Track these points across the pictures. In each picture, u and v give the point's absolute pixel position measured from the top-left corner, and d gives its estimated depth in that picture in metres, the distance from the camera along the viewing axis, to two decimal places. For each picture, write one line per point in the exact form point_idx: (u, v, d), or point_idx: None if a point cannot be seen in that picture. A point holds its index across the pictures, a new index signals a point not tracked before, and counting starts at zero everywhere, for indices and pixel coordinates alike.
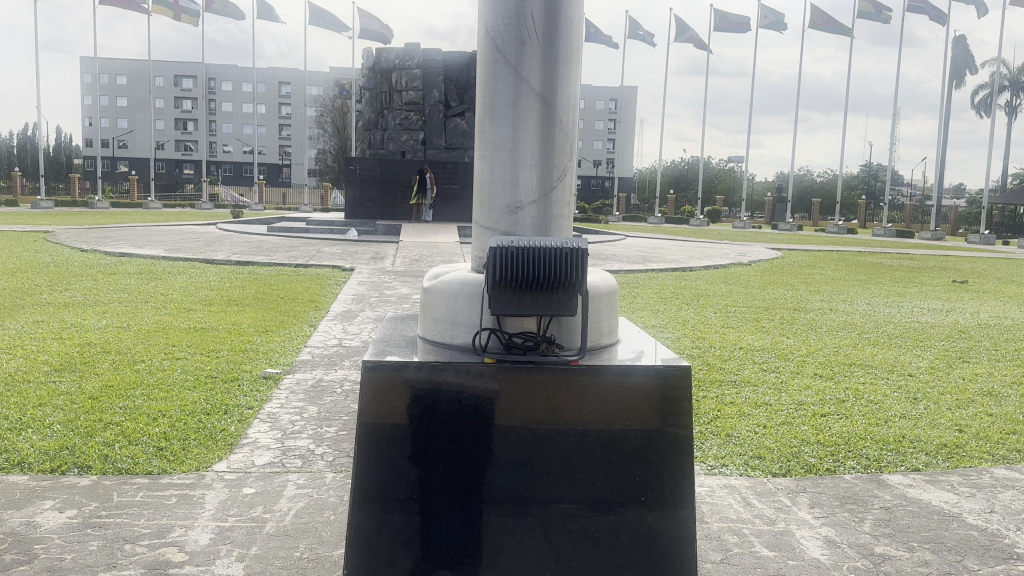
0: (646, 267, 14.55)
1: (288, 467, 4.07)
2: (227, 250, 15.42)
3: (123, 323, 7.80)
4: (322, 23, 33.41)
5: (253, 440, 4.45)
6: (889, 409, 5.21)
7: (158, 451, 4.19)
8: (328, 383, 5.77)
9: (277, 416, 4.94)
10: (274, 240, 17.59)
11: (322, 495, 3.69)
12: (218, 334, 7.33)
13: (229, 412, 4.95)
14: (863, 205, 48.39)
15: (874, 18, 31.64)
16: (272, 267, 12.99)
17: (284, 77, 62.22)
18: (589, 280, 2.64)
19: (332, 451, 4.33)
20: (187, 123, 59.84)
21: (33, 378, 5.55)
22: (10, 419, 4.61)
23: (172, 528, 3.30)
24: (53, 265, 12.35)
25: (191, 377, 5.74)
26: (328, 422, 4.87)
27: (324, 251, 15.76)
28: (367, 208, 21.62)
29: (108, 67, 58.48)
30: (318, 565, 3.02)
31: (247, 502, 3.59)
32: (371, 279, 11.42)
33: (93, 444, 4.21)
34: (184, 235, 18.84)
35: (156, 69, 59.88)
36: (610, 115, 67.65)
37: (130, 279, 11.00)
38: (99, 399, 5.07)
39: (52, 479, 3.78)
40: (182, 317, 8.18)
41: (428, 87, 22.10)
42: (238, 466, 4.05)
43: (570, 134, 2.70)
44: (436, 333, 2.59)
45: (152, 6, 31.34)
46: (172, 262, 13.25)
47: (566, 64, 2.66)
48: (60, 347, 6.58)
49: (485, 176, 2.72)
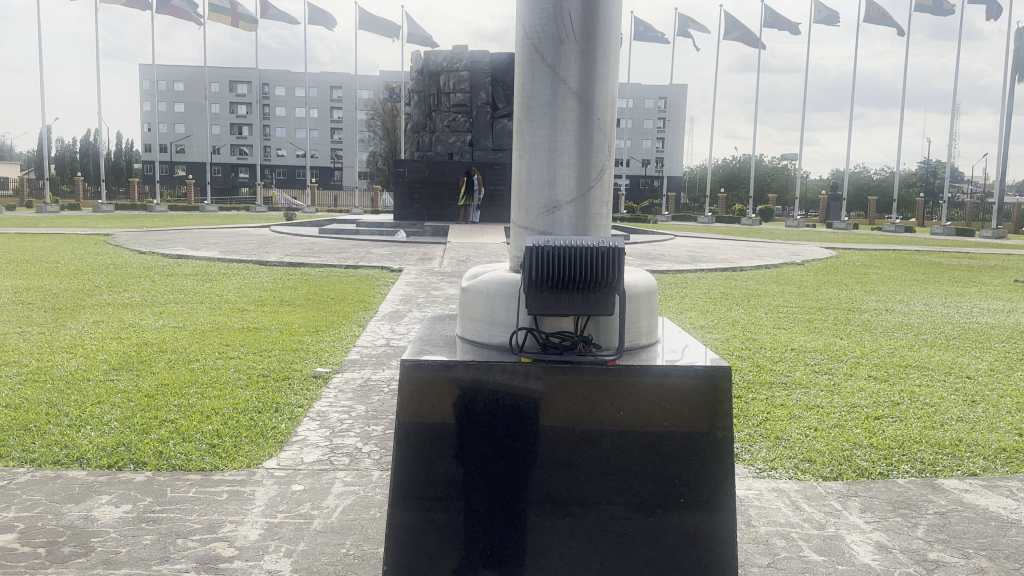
0: (696, 266, 14.37)
1: (335, 465, 4.13)
2: (280, 251, 15.81)
3: (179, 323, 8.02)
4: (372, 27, 33.90)
5: (302, 438, 4.53)
6: (946, 412, 5.05)
7: (211, 448, 4.31)
8: (375, 383, 5.83)
9: (326, 414, 5.03)
10: (325, 242, 17.94)
11: (368, 493, 3.74)
12: (270, 334, 7.48)
13: (279, 410, 5.06)
14: (921, 203, 47.03)
15: (931, 12, 30.72)
16: (322, 268, 13.25)
17: (335, 81, 63.37)
18: (628, 279, 2.63)
19: (379, 449, 4.39)
20: (242, 127, 61.40)
21: (93, 376, 5.76)
22: (70, 416, 4.79)
23: (223, 524, 3.38)
24: (113, 267, 12.80)
25: (244, 376, 5.87)
26: (375, 421, 4.93)
27: (373, 252, 15.95)
28: (414, 210, 21.79)
29: (167, 74, 60.39)
30: (364, 562, 3.06)
31: (295, 499, 3.66)
32: (419, 280, 11.54)
33: (149, 441, 4.35)
34: (239, 238, 19.37)
35: (213, 75, 61.59)
36: (659, 114, 67.02)
37: (188, 280, 11.34)
38: (156, 397, 5.23)
39: (109, 475, 3.91)
40: (235, 317, 8.39)
41: (476, 89, 22.21)
42: (287, 463, 4.14)
43: (608, 132, 2.69)
44: (473, 333, 2.61)
45: (210, 14, 32.19)
46: (228, 264, 13.64)
47: (605, 64, 2.65)
48: (118, 347, 6.81)
49: (523, 176, 2.72)
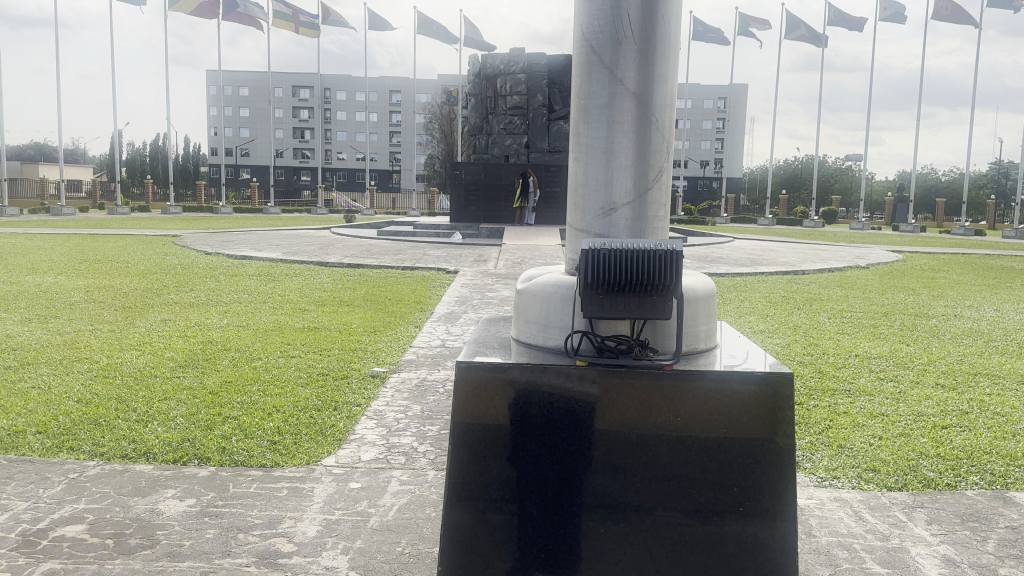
0: (756, 270, 14.08)
1: (392, 464, 4.18)
2: (340, 253, 16.10)
3: (243, 322, 8.25)
4: (430, 32, 34.25)
5: (359, 436, 4.60)
6: (1018, 422, 4.83)
7: (272, 444, 4.41)
8: (430, 383, 5.88)
9: (382, 413, 5.09)
10: (383, 244, 18.20)
11: (424, 492, 3.78)
12: (329, 334, 7.63)
13: (338, 408, 5.15)
14: (995, 205, 45.15)
15: (1006, 7, 29.47)
16: (380, 269, 13.44)
17: (394, 85, 64.27)
18: (687, 282, 2.59)
19: (434, 449, 4.43)
20: (304, 131, 62.82)
21: (161, 373, 5.96)
22: (139, 411, 4.98)
23: (283, 520, 3.46)
24: (180, 268, 13.23)
25: (304, 374, 6.01)
26: (430, 421, 4.98)
27: (430, 254, 16.08)
28: (471, 211, 22.04)
29: (233, 79, 62.17)
30: (419, 561, 3.09)
31: (353, 497, 3.72)
32: (474, 282, 11.60)
33: (213, 437, 4.48)
34: (300, 239, 19.79)
35: (276, 81, 63.18)
36: (718, 115, 65.98)
37: (251, 281, 11.65)
38: (220, 394, 5.39)
39: (175, 469, 4.04)
40: (296, 317, 8.60)
41: (533, 92, 22.20)
42: (345, 461, 4.21)
43: (666, 133, 2.66)
44: (528, 335, 2.60)
45: (273, 20, 33.00)
46: (289, 265, 13.97)
47: (663, 65, 2.62)
48: (185, 344, 7.05)
49: (580, 177, 2.70)
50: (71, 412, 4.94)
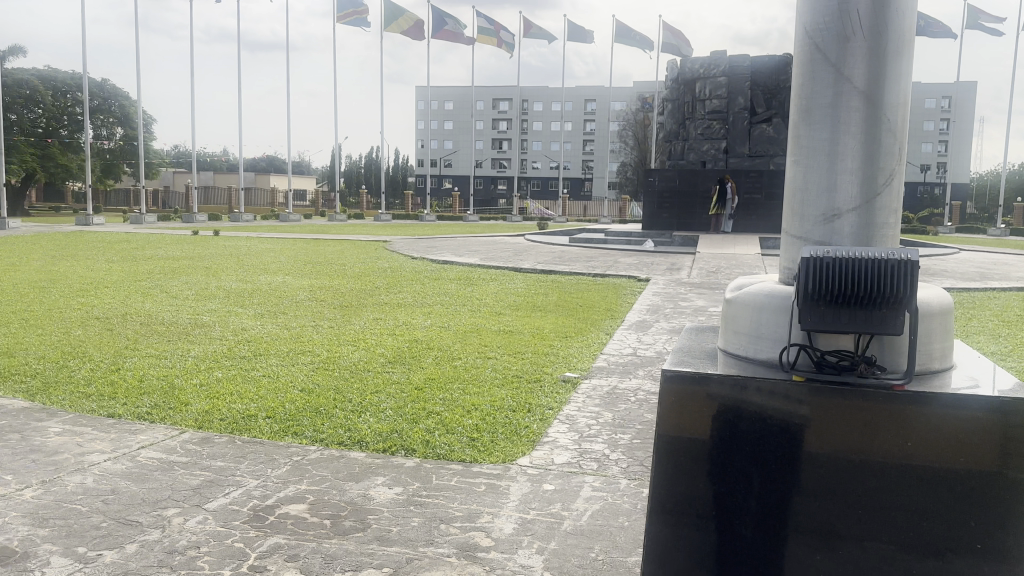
0: (987, 285, 12.61)
1: (584, 469, 4.21)
2: (534, 259, 16.52)
3: (444, 323, 8.71)
4: (627, 41, 34.27)
5: (553, 439, 4.68)
6: None
7: (471, 441, 4.60)
8: (622, 391, 5.85)
9: (575, 418, 5.14)
10: (575, 251, 18.43)
11: (617, 500, 3.76)
12: (524, 337, 7.84)
13: (532, 410, 5.27)
14: None
15: None
16: (572, 276, 13.61)
17: (590, 95, 64.92)
18: (921, 296, 2.36)
19: (627, 458, 4.39)
20: (502, 142, 65.19)
21: (372, 367, 6.44)
22: (353, 401, 5.40)
23: (482, 514, 3.59)
24: (389, 270, 14.23)
25: (500, 375, 6.21)
26: (622, 429, 4.95)
27: (622, 262, 15.99)
28: (664, 219, 21.61)
29: (439, 94, 65.98)
30: (611, 568, 3.08)
31: (547, 499, 3.78)
32: (667, 290, 11.41)
33: (418, 430, 4.76)
34: (497, 246, 20.55)
35: (478, 94, 66.13)
36: (943, 115, 59.95)
37: (451, 284, 12.26)
38: (424, 389, 5.71)
39: (384, 458, 4.34)
40: (493, 320, 8.92)
41: (734, 95, 21.48)
42: (539, 462, 4.29)
43: (898, 135, 2.45)
44: (738, 347, 2.50)
45: (478, 36, 34.61)
46: (486, 269, 14.55)
47: (897, 61, 2.43)
48: (393, 342, 7.56)
49: (798, 182, 2.56)
50: (295, 400, 5.47)
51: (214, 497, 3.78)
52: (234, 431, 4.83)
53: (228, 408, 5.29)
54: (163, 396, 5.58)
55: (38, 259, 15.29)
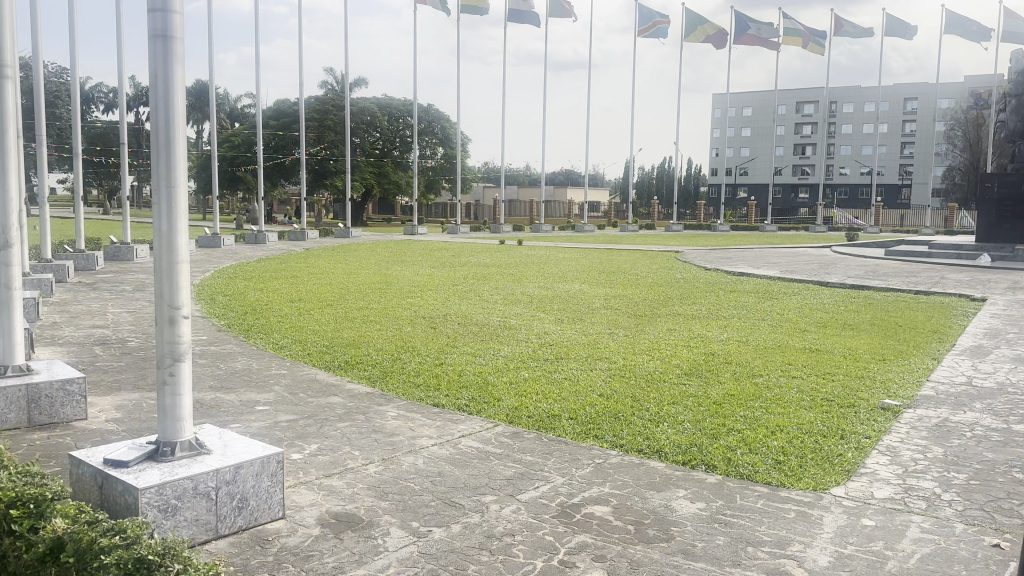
0: None
1: (910, 507, 3.76)
2: (842, 273, 15.23)
3: (743, 337, 8.37)
4: (963, 29, 30.18)
5: (871, 470, 4.26)
6: None
7: (776, 463, 4.36)
8: (955, 425, 5.14)
9: (897, 450, 4.63)
10: (891, 265, 16.65)
11: (953, 546, 3.31)
12: (833, 357, 7.24)
13: (845, 437, 4.84)
14: None
15: None
16: (888, 292, 12.29)
17: (911, 91, 58.30)
18: None
19: (964, 501, 3.84)
20: (805, 148, 61.18)
21: (669, 379, 6.40)
22: (651, 411, 5.42)
23: (792, 542, 3.38)
24: (684, 281, 14.07)
25: (807, 397, 5.80)
26: (957, 467, 4.34)
27: (950, 278, 14.08)
28: (1004, 231, 18.57)
29: (738, 101, 63.91)
30: None
31: (867, 535, 3.45)
32: (1010, 312, 9.81)
33: (719, 446, 4.63)
34: (798, 258, 19.31)
35: (780, 98, 62.84)
36: None
37: (749, 297, 11.77)
38: (724, 405, 5.54)
39: (685, 471, 4.27)
40: (796, 337, 8.38)
41: None
42: (855, 494, 3.94)
43: None
44: None
45: (784, 38, 32.90)
46: (787, 283, 13.74)
47: None
48: (689, 354, 7.44)
49: None
50: (596, 404, 5.63)
51: (525, 489, 4.02)
52: (541, 430, 5.10)
53: (534, 406, 5.61)
54: (477, 391, 6.09)
55: (374, 263, 17.60)
